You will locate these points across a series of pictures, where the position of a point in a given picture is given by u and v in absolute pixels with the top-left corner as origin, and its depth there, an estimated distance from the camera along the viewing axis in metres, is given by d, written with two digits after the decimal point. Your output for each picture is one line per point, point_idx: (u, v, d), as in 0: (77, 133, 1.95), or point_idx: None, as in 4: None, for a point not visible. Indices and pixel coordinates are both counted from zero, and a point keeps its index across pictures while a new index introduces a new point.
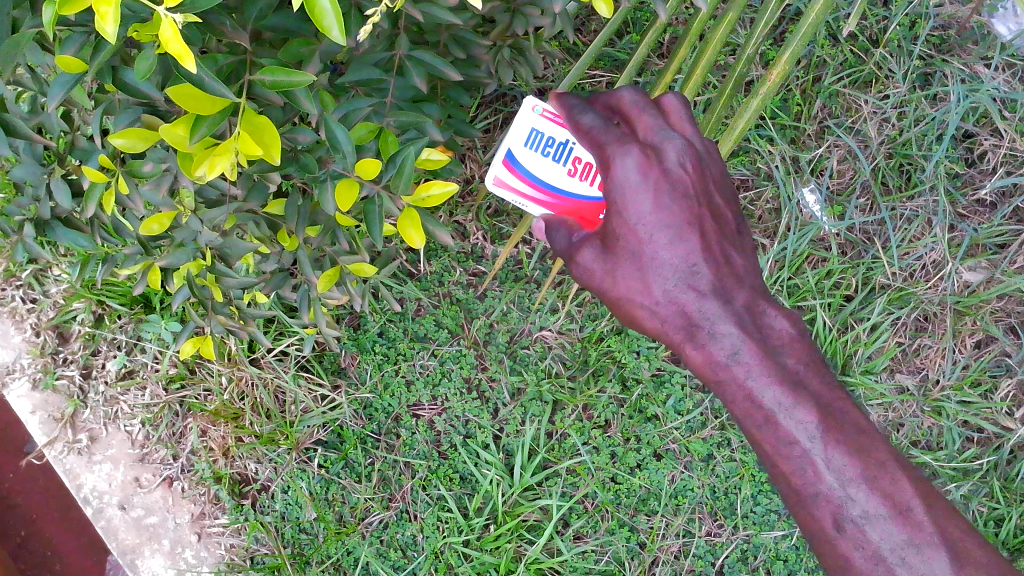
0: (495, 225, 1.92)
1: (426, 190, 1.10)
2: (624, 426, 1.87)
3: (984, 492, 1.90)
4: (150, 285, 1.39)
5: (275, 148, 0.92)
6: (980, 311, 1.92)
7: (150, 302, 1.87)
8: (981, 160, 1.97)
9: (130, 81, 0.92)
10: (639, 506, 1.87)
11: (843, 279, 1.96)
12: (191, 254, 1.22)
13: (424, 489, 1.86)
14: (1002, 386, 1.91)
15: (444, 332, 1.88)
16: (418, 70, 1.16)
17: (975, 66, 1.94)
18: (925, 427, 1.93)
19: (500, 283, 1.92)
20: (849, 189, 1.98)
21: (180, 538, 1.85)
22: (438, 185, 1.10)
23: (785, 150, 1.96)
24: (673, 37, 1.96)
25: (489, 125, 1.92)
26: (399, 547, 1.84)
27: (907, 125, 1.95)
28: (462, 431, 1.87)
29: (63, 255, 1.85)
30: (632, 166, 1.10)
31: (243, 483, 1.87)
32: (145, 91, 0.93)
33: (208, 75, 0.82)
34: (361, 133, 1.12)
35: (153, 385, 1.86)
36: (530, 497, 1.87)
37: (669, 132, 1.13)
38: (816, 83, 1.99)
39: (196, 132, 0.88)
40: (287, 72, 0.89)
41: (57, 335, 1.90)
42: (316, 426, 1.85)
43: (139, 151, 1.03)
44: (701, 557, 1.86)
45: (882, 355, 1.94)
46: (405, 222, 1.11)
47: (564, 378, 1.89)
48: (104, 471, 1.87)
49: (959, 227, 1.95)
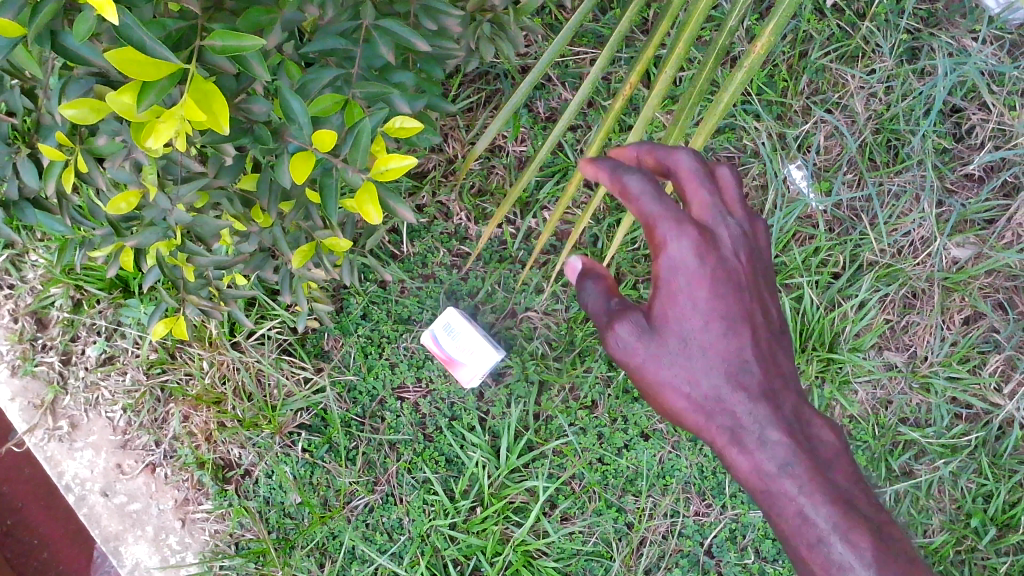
0: (479, 205, 1.91)
1: (384, 164, 1.09)
2: (611, 406, 1.86)
3: (973, 468, 1.87)
4: (122, 267, 1.36)
5: (224, 116, 0.90)
6: (969, 287, 1.90)
7: (128, 286, 1.85)
8: (969, 135, 1.96)
9: (72, 46, 0.88)
10: (627, 486, 1.86)
11: (831, 256, 1.94)
12: (161, 233, 1.20)
13: (410, 472, 1.84)
14: (991, 361, 1.89)
15: (427, 314, 1.87)
16: (386, 40, 1.13)
17: (963, 39, 1.92)
18: (914, 404, 1.91)
19: (484, 263, 1.91)
20: (836, 165, 1.96)
21: (163, 524, 1.83)
22: (395, 159, 1.09)
23: (771, 126, 1.93)
24: (658, 12, 1.94)
25: (471, 104, 1.91)
26: (384, 530, 1.83)
27: (894, 99, 1.93)
28: (448, 413, 1.85)
29: (41, 239, 1.83)
30: (639, 179, 1.06)
31: (227, 468, 1.85)
32: (87, 56, 0.90)
33: (147, 37, 0.80)
34: (325, 104, 1.10)
35: (133, 370, 1.84)
36: (517, 479, 1.86)
37: (692, 159, 1.10)
38: (802, 58, 1.97)
39: (144, 99, 0.85)
40: (237, 36, 0.87)
41: (34, 321, 1.87)
42: (299, 410, 1.84)
43: (90, 123, 1.00)
44: (690, 536, 1.85)
45: (870, 332, 1.92)
46: (363, 194, 1.09)
47: (550, 359, 1.87)
48: (86, 457, 1.85)
49: (947, 202, 1.93)
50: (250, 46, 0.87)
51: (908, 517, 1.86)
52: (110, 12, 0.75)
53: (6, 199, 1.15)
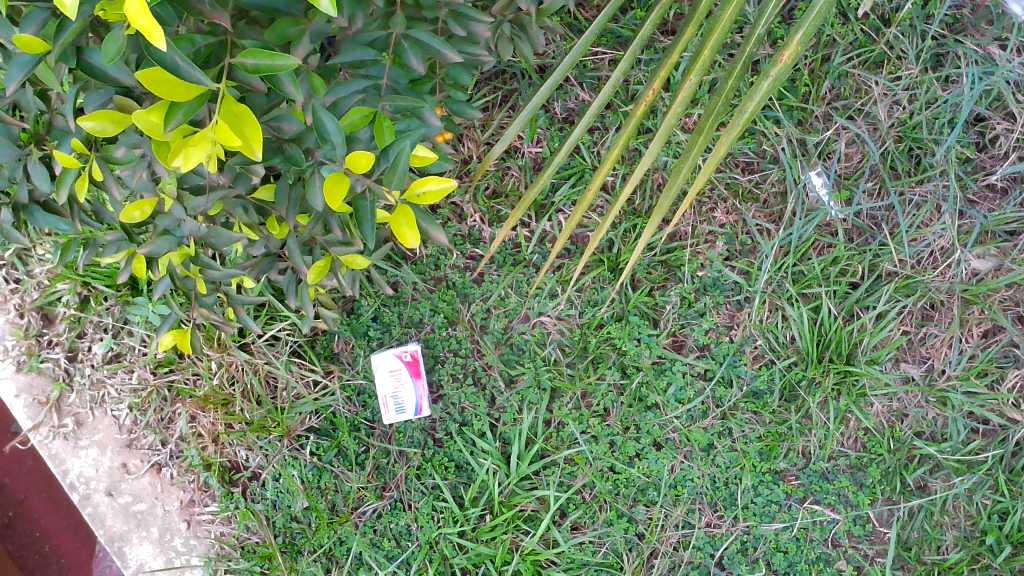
0: (493, 207, 1.88)
1: (421, 186, 1.09)
2: (623, 415, 1.84)
3: (989, 484, 1.82)
4: (133, 274, 1.33)
5: (255, 140, 0.87)
6: (988, 300, 1.85)
7: (136, 284, 1.83)
8: (993, 144, 1.90)
9: (98, 64, 0.87)
10: (638, 496, 1.84)
11: (849, 266, 1.90)
12: (174, 242, 1.17)
13: (419, 478, 1.83)
14: (1009, 376, 1.84)
15: (439, 317, 1.84)
16: (415, 52, 1.11)
17: (989, 47, 1.86)
18: (930, 418, 1.86)
19: (497, 267, 1.88)
20: (856, 173, 1.92)
21: (169, 525, 1.80)
22: (434, 181, 1.08)
23: (792, 132, 1.90)
24: (679, 14, 1.90)
25: (488, 103, 1.88)
26: (392, 536, 1.81)
27: (918, 108, 1.88)
28: (459, 419, 1.84)
29: (49, 234, 1.80)
30: None
31: (233, 470, 1.83)
32: (113, 75, 0.88)
33: (182, 59, 0.77)
34: (355, 119, 1.11)
35: (140, 368, 1.82)
36: (527, 487, 1.84)
37: None
38: (825, 63, 1.93)
39: (172, 119, 0.83)
40: (269, 55, 0.84)
41: (41, 317, 1.84)
42: (308, 413, 1.82)
43: (111, 136, 0.98)
44: (701, 548, 1.83)
45: (888, 344, 1.88)
46: (399, 217, 1.06)
47: (563, 366, 1.85)
48: (91, 457, 1.82)
49: (969, 213, 1.88)
50: (283, 66, 0.85)
51: (921, 532, 1.83)
52: (159, 38, 0.70)
53: (15, 201, 1.12)
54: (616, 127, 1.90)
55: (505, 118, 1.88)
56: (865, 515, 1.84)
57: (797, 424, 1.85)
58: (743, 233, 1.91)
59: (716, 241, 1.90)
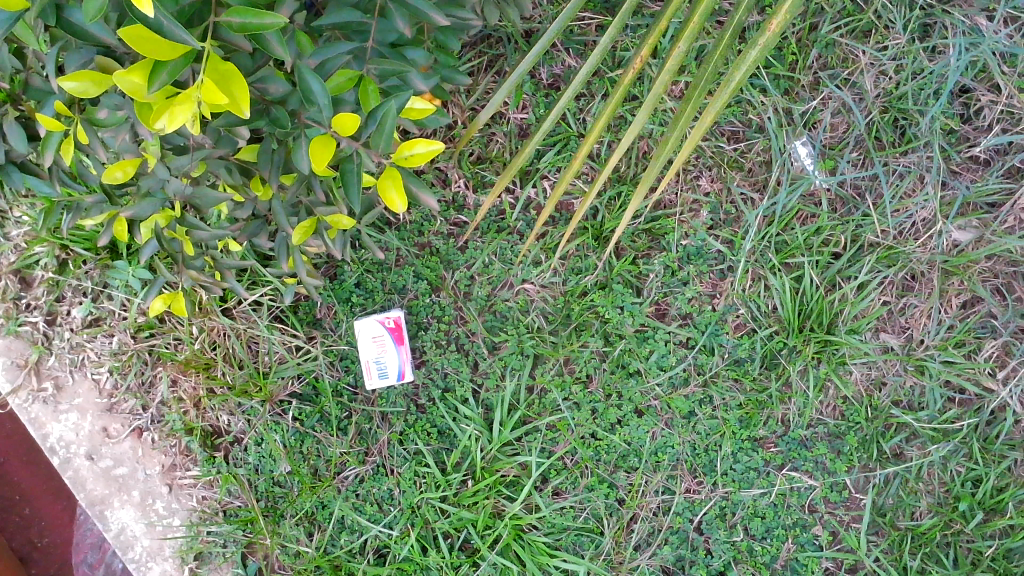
0: (477, 172, 1.87)
1: (409, 149, 1.09)
2: (605, 382, 1.85)
3: (963, 453, 1.85)
4: (116, 237, 1.34)
5: (244, 101, 0.87)
6: (968, 271, 1.86)
7: (117, 247, 1.80)
8: (977, 116, 1.90)
9: (80, 22, 0.87)
10: (619, 462, 1.85)
11: (832, 236, 1.90)
12: (159, 204, 1.16)
13: (401, 443, 1.84)
14: (986, 347, 1.85)
15: (423, 283, 1.84)
16: (401, 13, 1.12)
17: (976, 18, 1.85)
18: (907, 387, 1.88)
19: (481, 234, 1.87)
20: (841, 143, 1.91)
21: (150, 489, 1.80)
22: (422, 143, 1.09)
23: (778, 101, 1.89)
24: None
25: (473, 68, 1.86)
26: (375, 501, 1.82)
27: (904, 79, 1.88)
28: (441, 385, 1.84)
29: (25, 196, 1.78)
30: None
31: (215, 435, 1.83)
32: (96, 34, 0.89)
33: (166, 18, 0.79)
34: (339, 82, 1.10)
35: (121, 333, 1.81)
36: (509, 453, 1.85)
37: None
38: (812, 31, 1.92)
39: (157, 79, 0.83)
40: (256, 14, 0.85)
41: (19, 280, 1.82)
42: (291, 377, 1.83)
43: (91, 96, 0.96)
44: (680, 513, 1.85)
45: (868, 314, 1.89)
46: (386, 181, 1.08)
47: (546, 333, 1.86)
48: (71, 420, 1.81)
49: (951, 184, 1.88)
50: (271, 25, 0.86)
51: (896, 499, 1.86)
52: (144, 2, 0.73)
53: None
54: (602, 94, 1.89)
55: (490, 84, 1.87)
56: (842, 482, 1.86)
57: (777, 392, 1.87)
58: (727, 202, 1.91)
59: (700, 210, 1.90)
